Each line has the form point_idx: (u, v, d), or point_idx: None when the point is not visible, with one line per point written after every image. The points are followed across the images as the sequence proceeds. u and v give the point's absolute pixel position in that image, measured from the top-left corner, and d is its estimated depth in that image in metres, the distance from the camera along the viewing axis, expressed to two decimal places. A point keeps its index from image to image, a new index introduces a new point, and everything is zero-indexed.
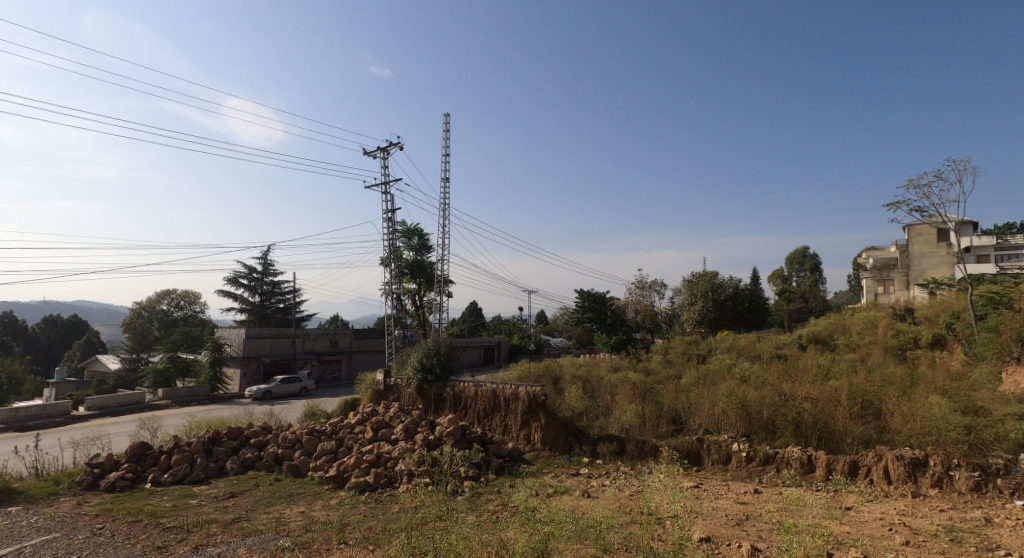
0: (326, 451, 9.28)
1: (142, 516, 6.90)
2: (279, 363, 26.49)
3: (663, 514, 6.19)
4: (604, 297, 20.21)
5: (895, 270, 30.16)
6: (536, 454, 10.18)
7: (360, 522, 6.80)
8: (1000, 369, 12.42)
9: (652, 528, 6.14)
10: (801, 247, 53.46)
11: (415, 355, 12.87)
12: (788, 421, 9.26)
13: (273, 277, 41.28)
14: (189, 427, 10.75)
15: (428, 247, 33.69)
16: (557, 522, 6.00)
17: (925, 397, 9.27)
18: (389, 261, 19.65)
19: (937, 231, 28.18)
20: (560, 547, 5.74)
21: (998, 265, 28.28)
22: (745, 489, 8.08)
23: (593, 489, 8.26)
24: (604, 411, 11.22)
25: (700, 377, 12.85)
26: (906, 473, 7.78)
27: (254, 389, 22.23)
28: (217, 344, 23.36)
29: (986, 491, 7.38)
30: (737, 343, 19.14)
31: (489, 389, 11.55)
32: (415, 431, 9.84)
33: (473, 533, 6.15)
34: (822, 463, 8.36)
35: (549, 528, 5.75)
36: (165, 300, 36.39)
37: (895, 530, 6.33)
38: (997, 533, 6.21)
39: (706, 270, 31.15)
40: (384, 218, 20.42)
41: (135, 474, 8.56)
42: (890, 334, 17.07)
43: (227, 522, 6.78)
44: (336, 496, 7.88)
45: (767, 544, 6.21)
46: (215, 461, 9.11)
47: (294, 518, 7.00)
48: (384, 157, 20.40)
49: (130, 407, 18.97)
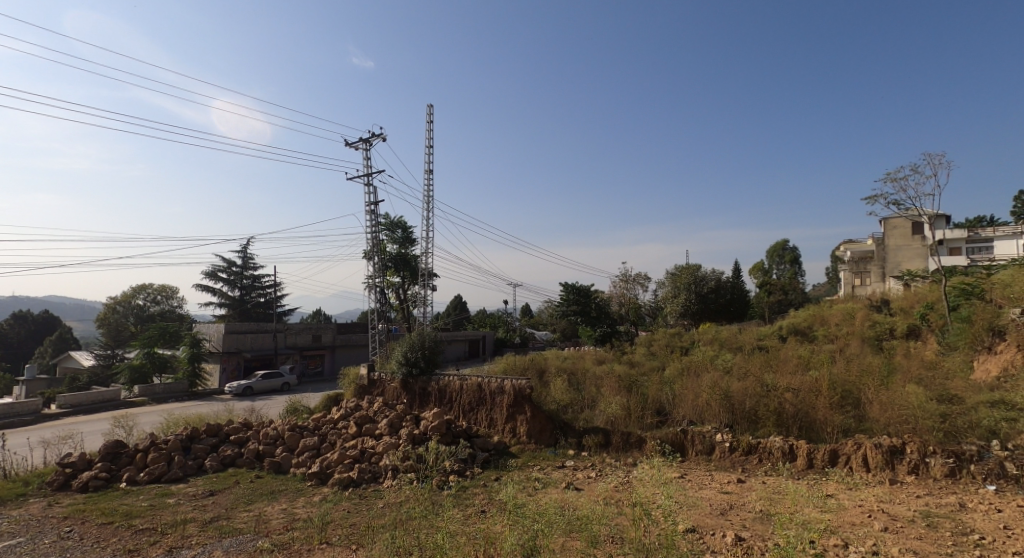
0: (308, 447, 9.14)
1: (115, 517, 6.70)
2: (260, 358, 26.08)
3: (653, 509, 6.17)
4: (589, 290, 20.30)
5: (871, 263, 30.78)
6: (522, 447, 10.15)
7: (343, 519, 6.70)
8: (972, 358, 12.74)
9: (642, 523, 6.08)
10: (781, 240, 54.32)
11: (399, 349, 12.71)
12: (770, 411, 9.39)
13: (253, 271, 40.58)
14: (167, 425, 10.49)
15: (412, 240, 33.40)
16: (544, 518, 5.93)
17: (902, 386, 9.46)
18: (372, 254, 19.38)
19: (912, 223, 28.78)
20: (550, 544, 5.64)
21: (969, 258, 29.02)
22: (728, 478, 8.16)
23: (580, 481, 8.29)
24: (590, 403, 11.27)
25: (683, 369, 12.97)
26: (883, 461, 7.96)
27: (235, 385, 21.84)
28: (195, 340, 22.86)
29: (960, 476, 7.57)
30: (719, 335, 19.38)
31: (474, 382, 11.46)
32: (400, 426, 9.74)
33: (459, 530, 6.07)
34: (803, 452, 8.49)
35: (538, 525, 5.65)
36: (141, 295, 35.56)
37: (874, 517, 6.45)
38: (971, 517, 6.37)
39: (689, 263, 31.48)
40: (367, 210, 20.10)
41: (109, 474, 8.33)
42: (867, 325, 17.43)
43: (205, 521, 6.65)
44: (319, 492, 7.77)
45: (751, 533, 6.27)
46: (194, 459, 8.91)
47: (275, 516, 6.87)
48: (366, 148, 20.04)
49: (105, 405, 18.48)
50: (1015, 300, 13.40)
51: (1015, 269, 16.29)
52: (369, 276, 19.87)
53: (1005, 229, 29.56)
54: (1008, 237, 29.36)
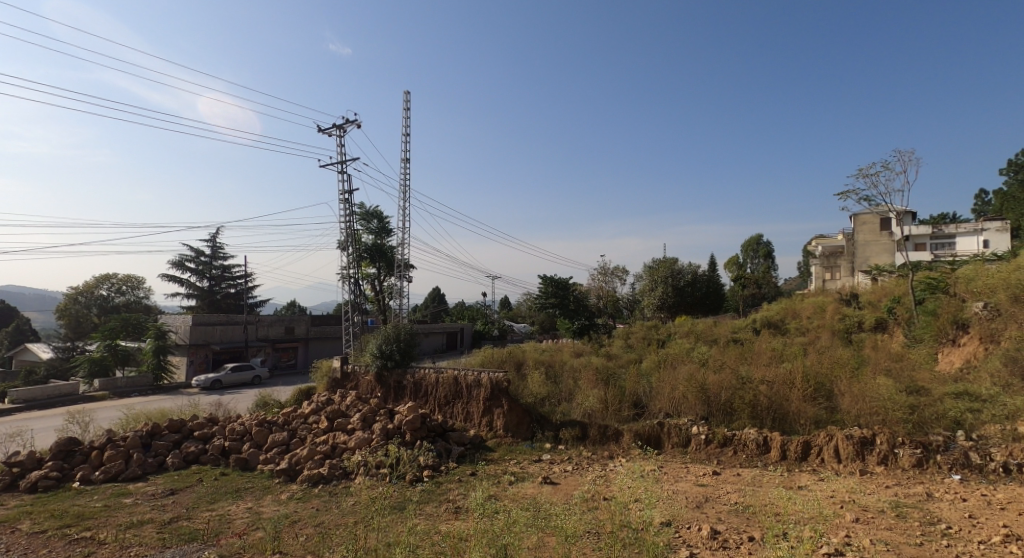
0: (277, 443, 8.85)
1: (63, 522, 6.34)
2: (230, 351, 25.32)
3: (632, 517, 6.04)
4: (568, 283, 20.22)
5: (842, 258, 32.05)
6: (498, 441, 9.99)
7: (311, 518, 6.49)
8: (936, 350, 13.11)
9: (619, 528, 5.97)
10: (755, 235, 55.19)
11: (374, 341, 12.39)
12: (745, 403, 9.45)
13: (223, 260, 39.38)
14: (126, 421, 10.03)
15: (388, 231, 32.83)
16: (514, 525, 5.72)
17: (872, 378, 9.60)
18: (347, 245, 18.87)
19: (880, 219, 29.50)
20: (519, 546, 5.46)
21: (933, 253, 30.08)
22: (703, 471, 8.19)
23: (555, 475, 8.21)
24: (567, 396, 11.19)
25: (660, 361, 13.10)
26: (854, 452, 8.04)
27: (202, 378, 21.17)
28: (160, 332, 22.01)
29: (927, 466, 7.67)
30: (695, 328, 19.49)
31: (451, 376, 11.27)
32: (373, 420, 9.49)
33: (425, 536, 5.86)
34: (776, 444, 8.55)
35: (510, 537, 5.38)
36: (105, 285, 34.18)
37: (846, 508, 6.51)
38: (938, 507, 6.47)
39: (666, 257, 31.72)
40: (341, 199, 19.56)
41: (62, 473, 7.90)
42: (837, 318, 17.81)
43: (164, 522, 6.38)
44: (287, 490, 7.51)
45: (726, 526, 6.25)
46: (155, 456, 8.52)
47: (240, 516, 6.62)
48: (340, 134, 19.44)
49: (62, 400, 17.68)
50: (977, 294, 13.78)
51: (977, 264, 16.78)
52: (344, 267, 19.42)
53: (967, 226, 30.48)
54: (970, 233, 30.26)
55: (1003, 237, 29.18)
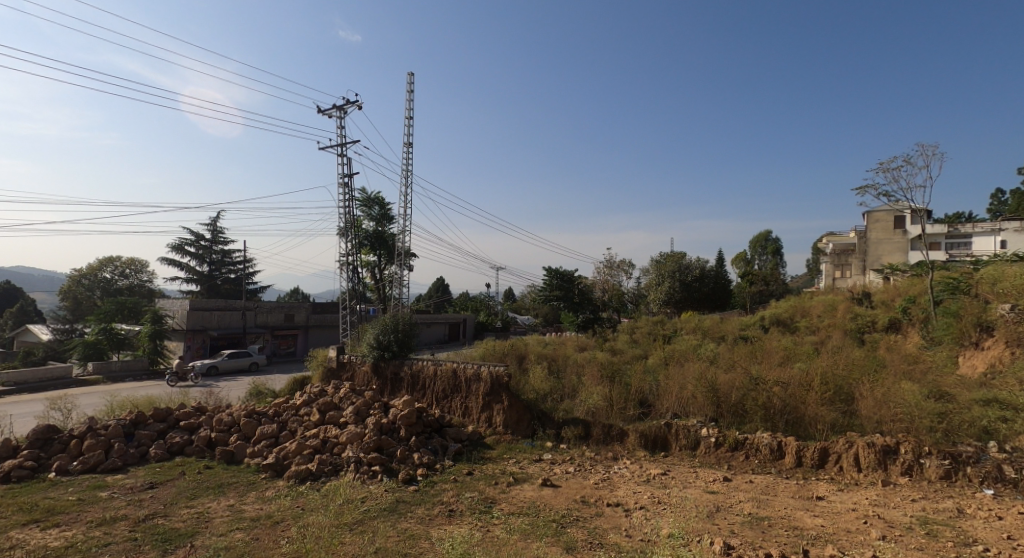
0: (266, 436, 8.48)
1: (33, 516, 5.99)
2: (227, 337, 25.06)
3: (645, 546, 5.35)
4: (572, 276, 19.68)
5: (852, 256, 30.86)
6: (498, 438, 9.56)
7: (296, 518, 6.09)
8: (956, 353, 12.53)
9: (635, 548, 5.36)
10: (764, 231, 54.60)
11: (372, 331, 11.94)
12: (758, 406, 8.91)
13: (224, 245, 39.11)
14: (111, 409, 9.65)
15: (390, 218, 32.31)
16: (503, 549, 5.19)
17: (893, 382, 9.07)
18: (347, 230, 18.39)
19: (895, 217, 28.82)
20: None
21: (949, 253, 29.22)
22: (713, 477, 7.72)
23: (556, 477, 7.77)
24: (570, 393, 10.70)
25: (667, 358, 12.57)
26: (875, 460, 7.54)
27: (198, 363, 20.93)
28: (157, 316, 21.68)
29: (956, 479, 7.14)
30: (702, 324, 18.95)
31: (449, 368, 10.84)
32: (367, 414, 9.07)
33: (406, 549, 5.32)
34: (792, 450, 8.05)
35: None
36: (108, 268, 34.02)
37: (870, 523, 6.01)
38: (972, 525, 5.96)
39: (674, 251, 31.13)
40: (342, 182, 19.02)
41: (37, 463, 7.53)
42: (849, 317, 17.20)
43: (139, 519, 6.01)
44: (272, 486, 7.09)
45: (740, 540, 5.75)
46: (137, 447, 8.13)
47: (219, 514, 6.23)
48: (340, 116, 18.84)
49: (56, 384, 17.48)
50: (1002, 295, 13.13)
51: (999, 266, 16.12)
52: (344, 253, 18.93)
53: (984, 226, 29.62)
54: (987, 233, 29.41)
55: (1021, 238, 28.25)
